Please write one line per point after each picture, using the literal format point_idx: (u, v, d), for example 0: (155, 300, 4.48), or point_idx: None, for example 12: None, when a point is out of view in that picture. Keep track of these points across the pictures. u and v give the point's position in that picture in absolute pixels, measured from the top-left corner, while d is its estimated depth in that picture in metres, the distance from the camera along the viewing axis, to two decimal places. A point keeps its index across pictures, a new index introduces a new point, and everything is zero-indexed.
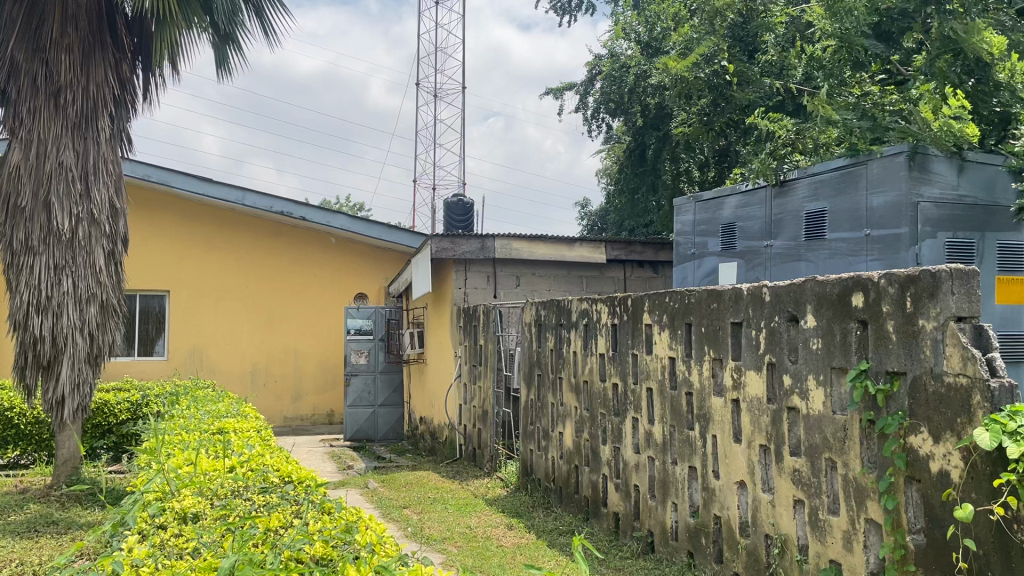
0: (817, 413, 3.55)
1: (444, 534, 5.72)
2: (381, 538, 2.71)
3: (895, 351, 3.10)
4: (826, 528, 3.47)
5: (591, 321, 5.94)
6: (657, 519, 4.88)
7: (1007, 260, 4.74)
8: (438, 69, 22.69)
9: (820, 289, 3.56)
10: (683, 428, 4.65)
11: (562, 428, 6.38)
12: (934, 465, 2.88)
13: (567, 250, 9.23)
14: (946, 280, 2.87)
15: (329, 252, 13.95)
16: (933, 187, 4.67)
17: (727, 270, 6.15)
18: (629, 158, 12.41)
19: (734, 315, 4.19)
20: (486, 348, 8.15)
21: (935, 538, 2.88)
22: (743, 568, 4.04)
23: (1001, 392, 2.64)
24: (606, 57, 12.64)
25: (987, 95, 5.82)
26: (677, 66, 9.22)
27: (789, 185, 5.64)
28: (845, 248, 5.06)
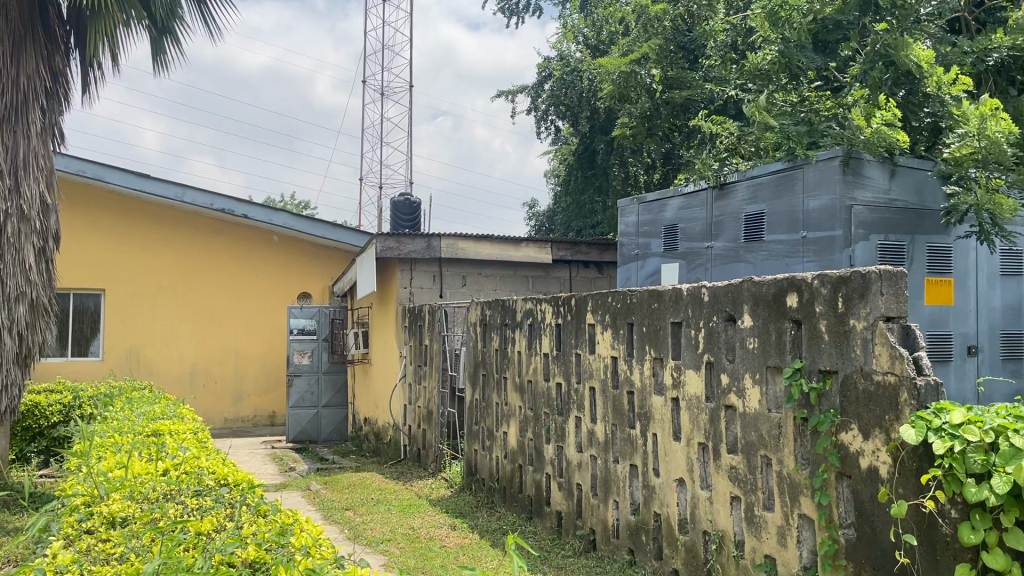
0: (753, 411, 3.61)
1: (385, 536, 5.68)
2: (317, 541, 2.68)
3: (828, 350, 3.18)
4: (762, 523, 3.53)
5: (535, 321, 5.96)
6: (599, 518, 4.92)
7: (936, 262, 4.90)
8: (386, 67, 22.57)
9: (756, 289, 3.63)
10: (625, 426, 4.70)
11: (506, 428, 6.39)
12: (864, 461, 2.96)
13: (513, 250, 9.24)
14: (876, 281, 2.95)
15: (272, 251, 13.73)
16: (867, 191, 4.79)
17: (669, 271, 6.24)
18: (576, 160, 12.48)
19: (674, 315, 4.24)
20: (431, 348, 8.12)
21: (865, 532, 2.96)
22: (682, 564, 4.10)
23: (926, 390, 2.73)
24: (554, 59, 12.70)
25: (917, 106, 6.00)
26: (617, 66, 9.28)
27: (729, 188, 5.74)
28: (782, 250, 5.16)
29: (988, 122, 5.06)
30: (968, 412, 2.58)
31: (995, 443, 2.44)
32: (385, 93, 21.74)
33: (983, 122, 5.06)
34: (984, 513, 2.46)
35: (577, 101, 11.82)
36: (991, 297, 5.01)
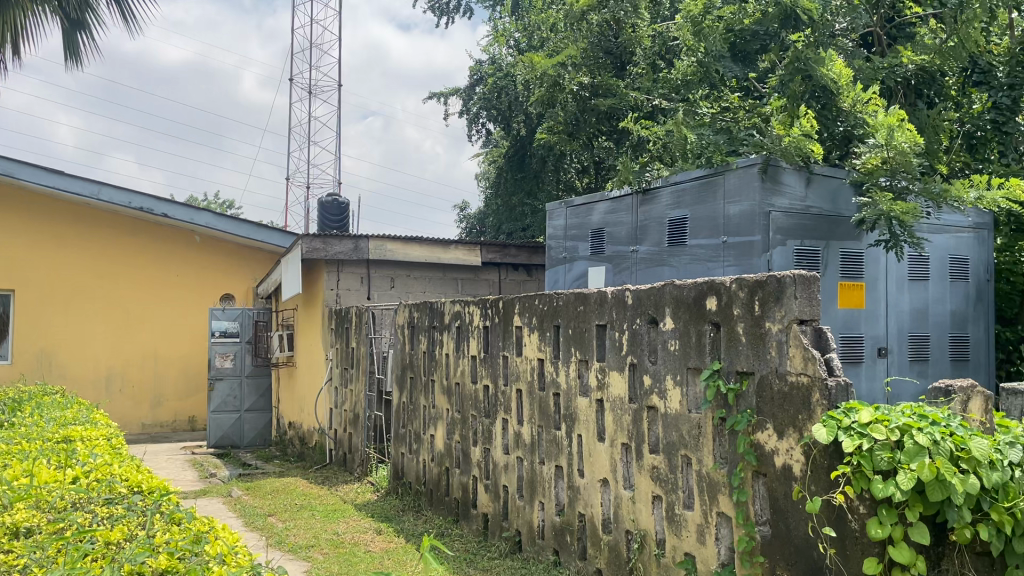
0: (674, 412, 3.69)
1: (309, 542, 5.58)
2: (233, 548, 2.61)
3: (744, 351, 3.27)
4: (682, 522, 3.61)
5: (462, 323, 5.95)
6: (525, 519, 4.94)
7: (849, 266, 5.11)
8: (314, 64, 22.15)
9: (678, 292, 3.70)
10: (551, 428, 4.73)
11: (433, 431, 6.36)
12: (779, 459, 3.06)
13: (443, 252, 9.23)
14: (791, 285, 3.05)
15: (194, 251, 13.34)
16: (784, 198, 4.96)
17: (595, 275, 6.34)
18: (506, 161, 12.33)
19: (599, 317, 4.30)
20: (358, 351, 8.03)
21: (780, 530, 3.05)
22: (605, 563, 4.15)
23: (836, 390, 2.84)
24: (486, 62, 12.73)
25: (832, 120, 6.22)
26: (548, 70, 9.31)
27: (652, 193, 5.84)
28: (704, 254, 5.29)
29: (894, 132, 5.20)
30: (875, 412, 2.69)
31: (900, 441, 2.56)
32: (313, 91, 21.41)
33: (891, 132, 5.21)
34: (891, 508, 2.56)
35: (509, 106, 11.87)
36: (900, 299, 5.26)
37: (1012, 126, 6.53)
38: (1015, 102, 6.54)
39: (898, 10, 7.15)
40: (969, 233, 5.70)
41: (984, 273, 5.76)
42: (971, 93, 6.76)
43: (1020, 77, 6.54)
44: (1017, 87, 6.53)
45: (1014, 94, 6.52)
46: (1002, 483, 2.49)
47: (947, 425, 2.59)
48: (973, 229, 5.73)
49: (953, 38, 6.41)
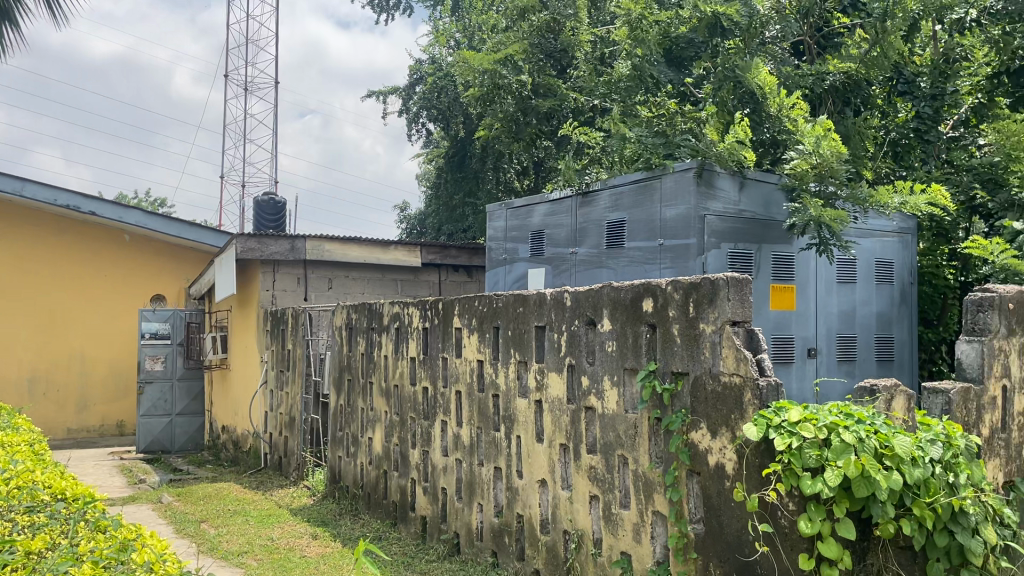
0: (611, 412, 3.72)
1: (243, 548, 5.46)
2: (161, 556, 2.55)
3: (679, 352, 3.33)
4: (618, 521, 3.65)
5: (401, 325, 5.91)
6: (463, 521, 4.93)
7: (781, 269, 5.26)
8: (249, 59, 21.69)
9: (615, 294, 3.74)
10: (490, 429, 4.74)
11: (371, 434, 6.31)
12: (712, 458, 3.12)
13: (382, 253, 9.16)
14: (724, 287, 3.10)
15: (124, 250, 12.94)
16: (718, 202, 5.07)
17: (535, 276, 6.37)
18: (446, 162, 12.29)
19: (538, 319, 4.32)
20: (294, 353, 7.91)
21: (712, 527, 3.11)
22: (543, 564, 4.18)
23: (767, 390, 2.91)
24: (427, 61, 12.69)
25: (759, 123, 6.33)
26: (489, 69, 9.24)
27: (591, 195, 5.88)
28: (641, 257, 5.36)
29: (821, 141, 5.35)
30: (803, 411, 2.77)
31: (828, 440, 2.64)
32: (249, 88, 20.98)
33: (818, 141, 5.35)
34: (819, 504, 2.63)
35: (450, 106, 11.83)
36: (829, 301, 5.43)
37: (934, 135, 6.91)
38: (936, 111, 6.92)
39: (827, 19, 7.32)
40: (894, 237, 5.90)
41: (907, 275, 5.97)
42: (896, 102, 7.11)
43: (942, 88, 6.91)
44: (939, 98, 6.89)
45: (936, 104, 6.89)
46: (923, 479, 2.60)
47: (872, 423, 2.68)
48: (897, 234, 5.93)
49: (876, 48, 6.60)
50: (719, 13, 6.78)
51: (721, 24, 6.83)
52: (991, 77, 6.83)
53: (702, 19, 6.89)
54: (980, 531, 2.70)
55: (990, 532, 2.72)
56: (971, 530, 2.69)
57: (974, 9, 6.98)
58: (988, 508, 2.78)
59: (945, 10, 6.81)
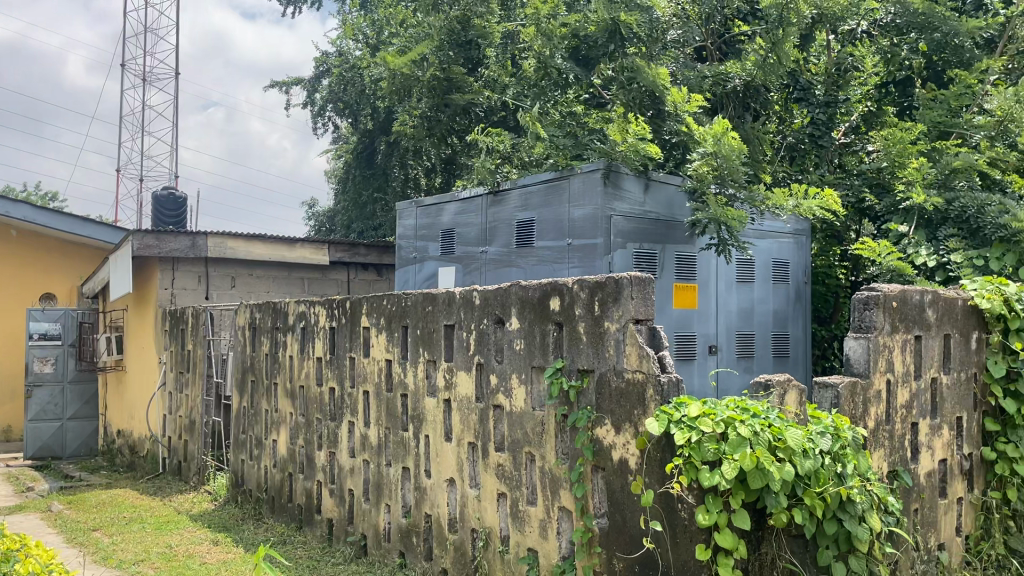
0: (519, 410, 3.75)
1: (138, 557, 5.25)
2: (47, 567, 2.43)
3: (585, 350, 3.38)
4: (525, 517, 3.68)
5: (307, 324, 5.79)
6: (370, 522, 4.88)
7: (683, 268, 5.42)
8: (147, 50, 20.87)
9: (523, 293, 3.77)
10: (398, 429, 4.70)
11: (276, 436, 6.16)
12: (616, 453, 3.18)
13: (288, 250, 8.96)
14: (627, 286, 3.17)
15: (11, 246, 12.25)
16: (624, 203, 5.18)
17: (445, 274, 6.35)
18: (354, 158, 12.21)
19: (447, 318, 4.31)
20: (195, 354, 7.66)
21: (616, 521, 3.17)
22: (450, 563, 4.18)
23: (668, 386, 3.00)
24: (334, 54, 12.50)
25: (661, 123, 6.53)
26: (397, 63, 9.09)
27: (501, 195, 5.90)
28: (550, 256, 5.42)
29: (722, 141, 5.41)
30: (703, 406, 2.86)
31: (725, 434, 2.73)
32: (147, 78, 20.23)
33: (718, 141, 5.43)
34: (717, 497, 2.73)
35: (358, 100, 11.61)
36: (729, 300, 5.63)
37: (827, 140, 7.19)
38: (830, 117, 7.19)
39: (728, 26, 7.58)
40: (789, 238, 6.15)
41: (802, 275, 6.24)
42: (793, 109, 7.37)
43: (834, 96, 7.18)
44: (832, 105, 7.17)
45: (829, 111, 7.17)
46: (813, 470, 2.73)
47: (766, 417, 2.79)
48: (792, 235, 6.18)
49: (773, 55, 6.83)
50: (617, 21, 6.80)
51: (619, 31, 6.83)
52: (881, 88, 7.55)
53: (600, 23, 6.88)
54: (866, 519, 2.88)
55: (875, 519, 2.91)
56: (856, 517, 2.84)
57: (864, 23, 7.44)
58: (872, 496, 2.95)
59: (838, 22, 7.15)
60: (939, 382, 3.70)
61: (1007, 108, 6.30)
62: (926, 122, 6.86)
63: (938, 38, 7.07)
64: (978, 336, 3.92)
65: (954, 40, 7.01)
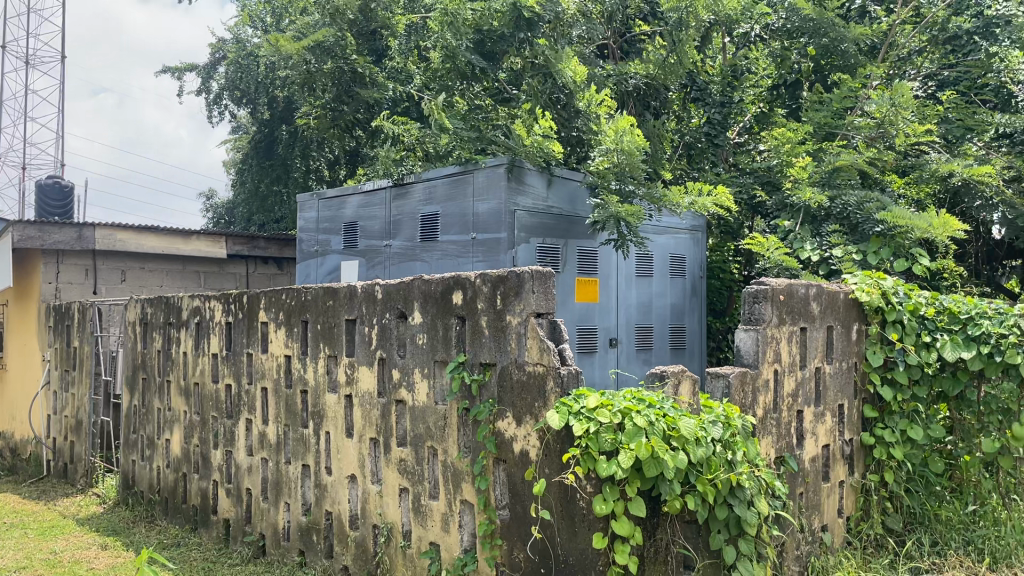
0: (421, 404, 3.74)
1: (19, 565, 4.97)
2: None
3: (487, 344, 3.39)
4: (427, 512, 3.68)
5: (202, 319, 5.61)
6: (269, 521, 4.77)
7: (585, 263, 5.52)
8: (29, 30, 19.76)
9: (426, 287, 3.75)
10: (297, 426, 4.60)
11: (169, 435, 5.95)
12: (517, 445, 3.21)
13: (183, 243, 8.68)
14: (528, 281, 3.21)
15: None
16: (527, 197, 5.23)
17: (348, 269, 6.25)
18: (252, 147, 11.89)
19: (348, 312, 4.25)
20: (81, 351, 7.30)
21: (517, 512, 3.20)
22: (352, 561, 4.13)
23: (568, 377, 3.04)
24: (231, 41, 12.15)
25: (570, 119, 6.68)
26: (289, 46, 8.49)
27: (406, 188, 5.86)
28: (454, 250, 5.42)
29: (623, 137, 5.54)
30: (600, 397, 2.92)
31: (622, 424, 2.80)
32: (29, 61, 19.11)
33: (620, 137, 5.54)
34: (613, 486, 2.79)
35: (256, 89, 11.34)
36: (628, 294, 5.78)
37: (722, 140, 7.41)
38: (725, 117, 7.43)
39: (629, 25, 7.75)
40: (686, 234, 6.34)
41: (698, 270, 6.45)
42: (690, 108, 7.59)
43: (729, 95, 7.44)
44: (727, 105, 7.41)
45: (725, 111, 7.40)
46: (705, 457, 2.83)
47: (661, 407, 2.88)
48: (689, 231, 6.37)
49: (674, 55, 7.05)
50: (520, 7, 6.82)
51: (524, 17, 6.91)
52: (772, 89, 7.85)
53: (502, 14, 6.89)
54: (754, 504, 3.01)
55: (763, 503, 3.04)
56: (745, 502, 2.97)
57: (757, 26, 7.74)
58: (760, 481, 3.08)
59: (733, 24, 7.42)
60: (823, 371, 3.89)
61: (885, 110, 6.62)
62: (813, 123, 7.17)
63: (825, 44, 7.30)
64: (858, 328, 4.14)
65: (840, 45, 7.24)
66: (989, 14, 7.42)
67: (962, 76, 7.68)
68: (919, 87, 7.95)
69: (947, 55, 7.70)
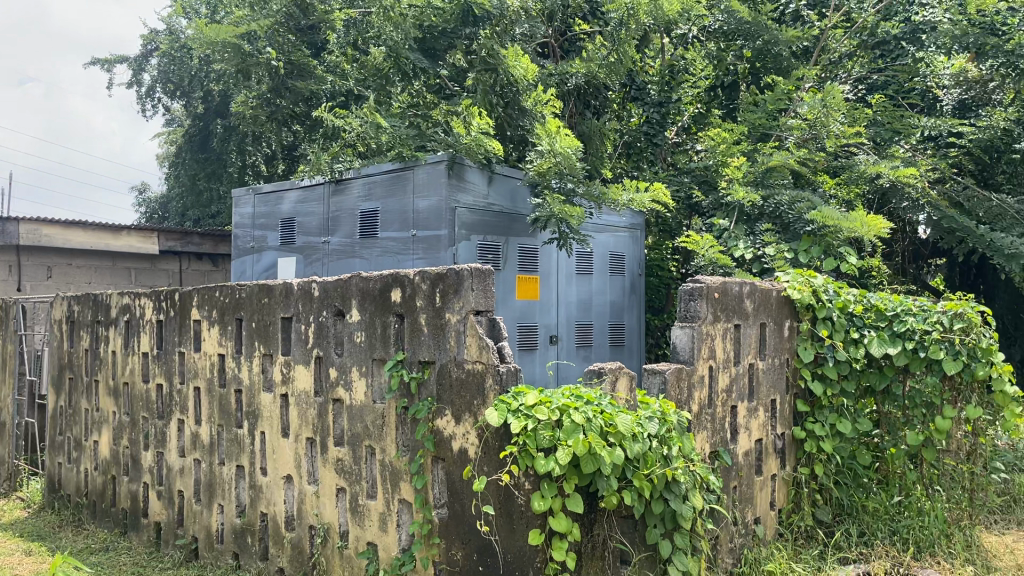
0: (359, 403, 3.70)
1: None
2: None
3: (426, 342, 3.37)
4: (364, 512, 3.64)
5: (132, 317, 5.44)
6: (202, 524, 4.66)
7: (526, 260, 5.54)
8: None
9: (364, 284, 3.70)
10: (231, 426, 4.50)
11: (97, 436, 5.76)
12: (456, 443, 3.19)
13: (113, 239, 8.42)
14: (467, 278, 3.20)
15: None
16: (467, 195, 5.21)
17: (285, 265, 6.14)
18: (186, 140, 11.56)
19: (284, 310, 4.18)
20: (4, 350, 7.01)
21: (455, 511, 3.19)
22: (287, 562, 4.07)
23: (507, 375, 3.05)
24: (164, 32, 11.83)
25: (516, 118, 6.74)
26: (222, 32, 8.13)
27: (344, 183, 5.78)
28: (393, 248, 5.37)
29: (557, 139, 5.49)
30: (539, 394, 2.93)
31: (560, 420, 2.81)
32: None
33: (553, 139, 5.50)
34: (551, 483, 2.80)
35: (191, 82, 11.07)
36: (568, 292, 5.83)
37: (661, 139, 7.58)
38: (663, 117, 7.56)
39: (569, 24, 7.78)
40: (625, 232, 6.40)
41: (637, 268, 6.53)
42: (630, 107, 7.68)
43: (667, 96, 7.56)
44: (664, 105, 7.53)
45: (662, 111, 7.52)
46: (642, 452, 2.86)
47: (599, 404, 2.90)
48: (628, 229, 6.44)
49: (614, 54, 7.21)
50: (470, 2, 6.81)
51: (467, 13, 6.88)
52: (708, 91, 8.01)
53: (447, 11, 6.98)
54: (689, 498, 3.06)
55: (697, 497, 3.09)
56: (680, 496, 3.01)
57: (694, 28, 7.84)
58: (695, 476, 3.13)
59: (672, 26, 7.51)
60: (756, 367, 3.98)
61: (816, 113, 6.79)
62: (748, 124, 7.31)
63: (760, 46, 7.46)
64: (790, 325, 4.25)
65: (773, 48, 7.39)
66: (916, 21, 7.71)
67: (891, 81, 7.88)
68: (849, 91, 8.10)
69: (875, 60, 7.95)
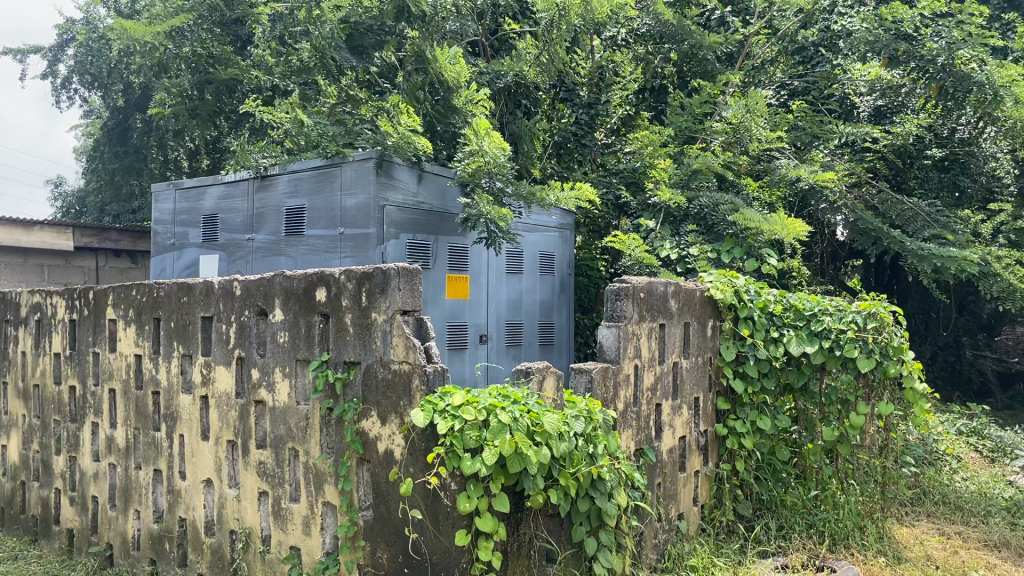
0: (282, 405, 3.62)
1: None
2: None
3: (351, 341, 3.32)
4: (287, 515, 3.56)
5: (43, 316, 5.22)
6: (117, 530, 4.50)
7: (455, 259, 5.52)
8: None
9: (287, 283, 3.62)
10: (148, 429, 4.36)
11: (5, 441, 5.51)
12: (381, 445, 3.16)
13: (24, 235, 8.04)
14: (394, 278, 3.15)
15: None
16: (396, 193, 5.16)
17: (207, 263, 5.97)
18: (104, 133, 11.14)
19: (204, 309, 4.06)
20: None
21: (381, 513, 3.15)
22: (207, 567, 3.96)
23: (434, 375, 3.03)
24: (82, 22, 11.39)
25: (444, 117, 6.66)
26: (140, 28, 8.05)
27: (270, 179, 5.65)
28: (320, 245, 5.28)
29: (484, 140, 5.32)
30: (466, 394, 2.92)
31: (487, 420, 2.80)
32: None
33: (481, 141, 5.31)
34: (478, 483, 2.79)
35: (110, 75, 10.68)
36: (498, 291, 5.83)
37: (590, 140, 7.66)
38: (592, 117, 7.65)
39: (499, 23, 7.77)
40: (555, 232, 6.44)
41: (565, 267, 6.58)
42: (560, 108, 7.73)
43: (597, 96, 7.66)
44: (594, 106, 7.63)
45: (591, 112, 7.61)
46: (567, 451, 2.88)
47: (525, 403, 2.90)
48: (557, 229, 6.48)
49: (545, 53, 7.23)
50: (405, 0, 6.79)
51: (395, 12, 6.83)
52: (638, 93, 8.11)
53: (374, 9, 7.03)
54: (614, 496, 3.09)
55: (622, 495, 3.12)
56: (605, 494, 3.05)
57: (623, 30, 7.94)
58: (620, 473, 3.17)
59: (602, 28, 7.56)
60: (680, 365, 4.05)
61: (739, 117, 7.00)
62: (675, 126, 7.43)
63: (686, 50, 7.66)
64: (713, 324, 4.35)
65: (699, 51, 7.63)
66: (835, 30, 7.92)
67: (812, 86, 8.16)
68: (773, 96, 8.25)
69: (796, 66, 8.19)
